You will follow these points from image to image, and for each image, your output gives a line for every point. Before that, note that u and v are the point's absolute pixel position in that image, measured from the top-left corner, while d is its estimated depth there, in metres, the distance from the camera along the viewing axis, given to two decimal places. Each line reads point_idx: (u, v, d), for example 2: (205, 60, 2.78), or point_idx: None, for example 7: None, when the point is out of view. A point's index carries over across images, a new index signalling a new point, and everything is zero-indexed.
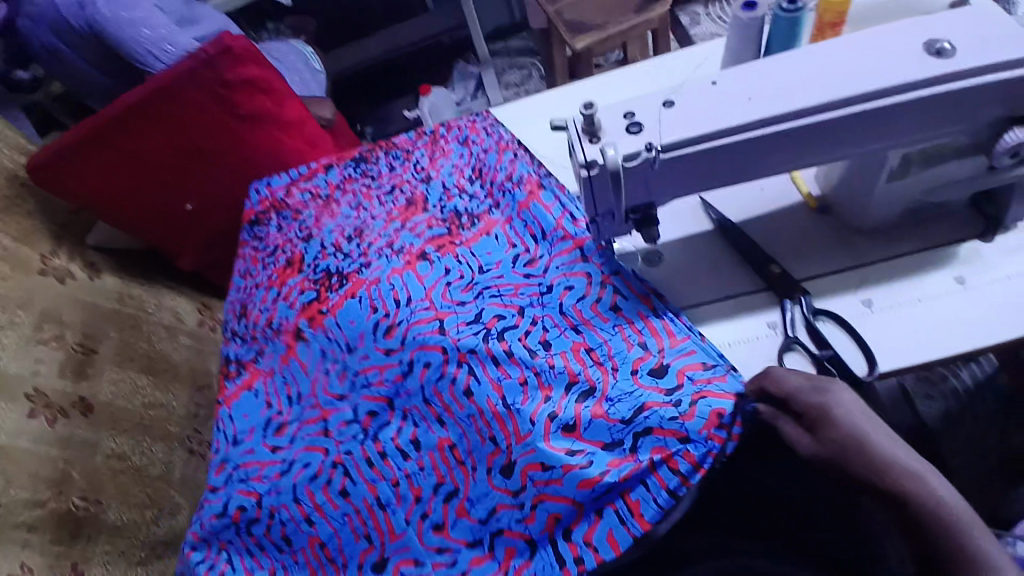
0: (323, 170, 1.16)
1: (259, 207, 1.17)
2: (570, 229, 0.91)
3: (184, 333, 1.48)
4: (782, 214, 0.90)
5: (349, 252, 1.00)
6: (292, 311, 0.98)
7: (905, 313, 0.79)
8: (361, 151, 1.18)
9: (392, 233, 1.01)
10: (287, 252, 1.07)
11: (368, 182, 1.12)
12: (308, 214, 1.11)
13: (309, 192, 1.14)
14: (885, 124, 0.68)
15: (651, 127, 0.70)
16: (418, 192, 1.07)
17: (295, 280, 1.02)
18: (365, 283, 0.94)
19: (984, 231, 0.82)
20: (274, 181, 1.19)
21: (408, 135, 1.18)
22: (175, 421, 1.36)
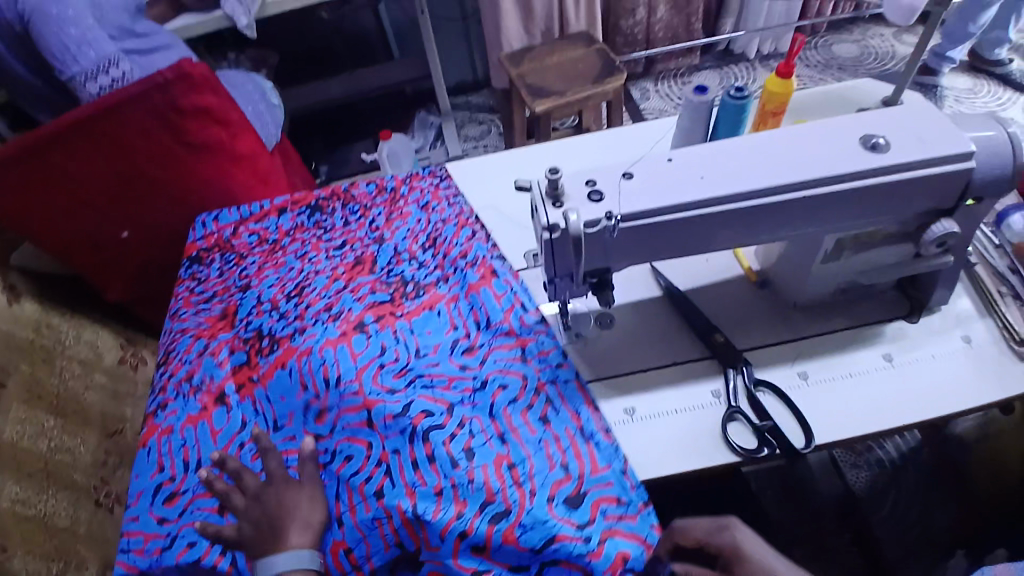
0: (275, 214, 1.12)
1: (202, 245, 1.09)
2: (515, 326, 0.87)
3: (102, 371, 1.40)
4: (727, 284, 0.94)
5: (285, 312, 0.92)
6: (218, 371, 0.89)
7: (839, 386, 0.84)
8: (318, 199, 1.13)
9: (332, 294, 0.93)
10: (223, 300, 0.99)
11: (319, 234, 1.07)
12: (252, 263, 1.04)
13: (257, 235, 1.09)
14: (826, 209, 0.74)
15: (611, 196, 0.72)
16: (368, 252, 1.02)
17: (225, 337, 0.93)
18: (296, 352, 0.85)
19: (910, 313, 0.89)
20: (223, 219, 1.13)
21: (368, 187, 1.14)
22: (82, 470, 1.24)
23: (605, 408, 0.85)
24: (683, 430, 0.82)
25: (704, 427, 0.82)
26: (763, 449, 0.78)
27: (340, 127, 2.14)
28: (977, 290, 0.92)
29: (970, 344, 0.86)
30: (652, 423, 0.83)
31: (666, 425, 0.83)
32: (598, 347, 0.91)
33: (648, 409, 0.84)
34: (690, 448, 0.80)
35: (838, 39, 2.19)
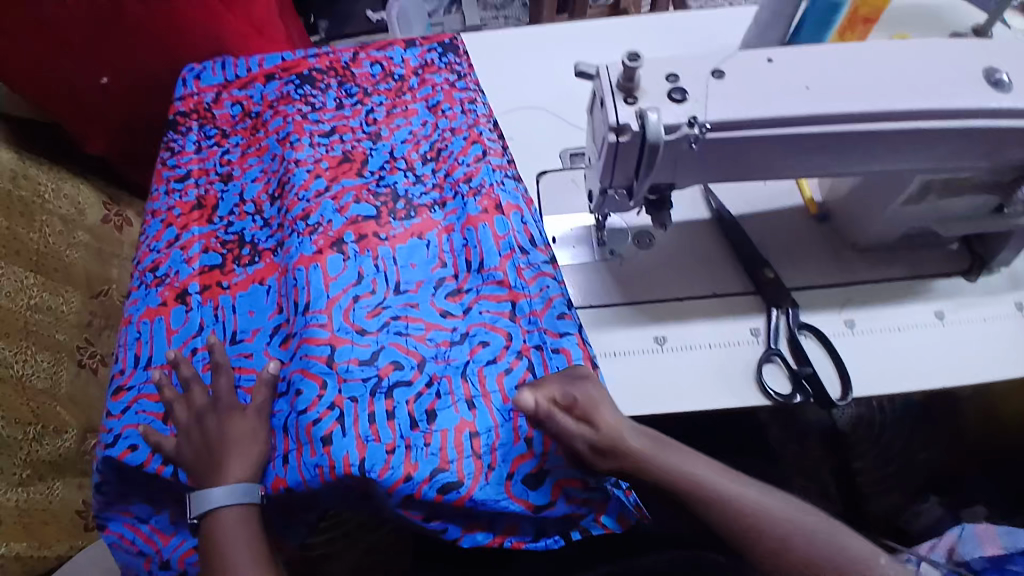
0: (263, 80, 0.94)
1: (180, 108, 0.93)
2: (512, 277, 0.72)
3: (83, 229, 1.26)
4: (782, 214, 0.86)
5: (269, 219, 0.82)
6: (185, 268, 0.79)
7: (885, 339, 0.79)
8: (314, 70, 0.94)
9: (311, 199, 0.79)
10: (197, 185, 0.87)
11: (305, 111, 0.89)
12: (233, 147, 0.90)
13: (240, 107, 0.93)
14: (928, 146, 0.64)
15: (696, 97, 0.61)
16: (359, 149, 0.85)
17: (198, 232, 0.83)
18: (277, 270, 0.78)
19: (969, 269, 0.83)
20: (205, 79, 0.96)
21: (372, 68, 0.95)
22: (64, 328, 1.18)
23: (635, 334, 0.80)
24: (716, 365, 0.77)
25: (737, 366, 0.77)
26: (796, 396, 0.74)
27: None
28: None
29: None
30: (683, 355, 0.78)
31: (697, 360, 0.78)
32: (634, 267, 0.84)
33: (681, 340, 0.79)
34: (721, 386, 0.76)
35: None
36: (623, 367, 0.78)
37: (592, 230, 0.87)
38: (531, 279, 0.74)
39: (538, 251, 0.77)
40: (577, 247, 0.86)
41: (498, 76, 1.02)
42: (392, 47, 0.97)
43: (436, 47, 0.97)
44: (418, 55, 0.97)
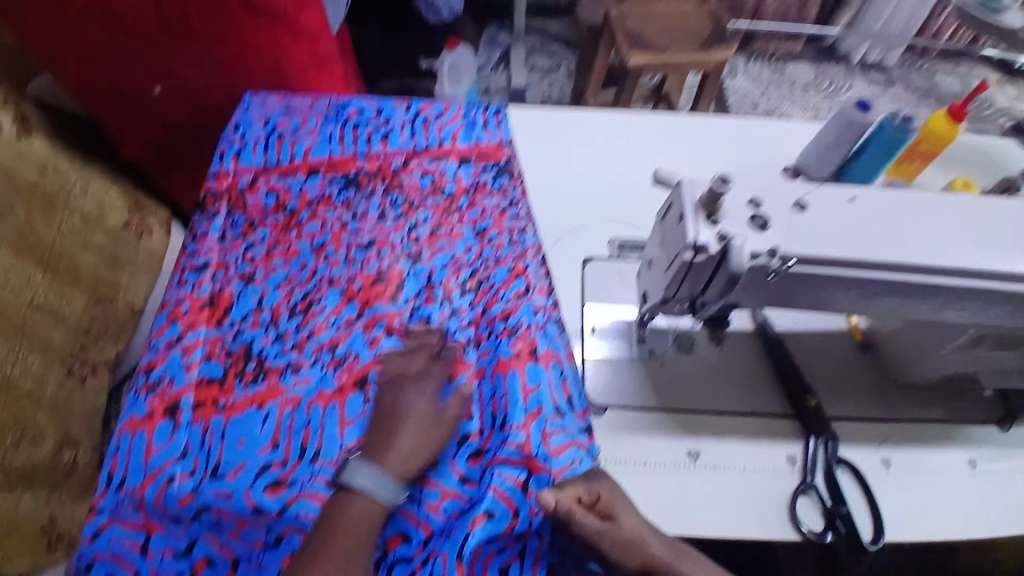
0: (304, 173, 0.93)
1: (212, 187, 0.91)
2: (535, 444, 0.65)
3: (101, 232, 1.16)
4: (825, 338, 0.85)
5: (285, 333, 0.78)
6: (182, 377, 0.73)
7: (919, 484, 0.77)
8: (360, 173, 0.93)
9: (341, 327, 0.77)
10: (213, 279, 0.84)
11: (345, 219, 0.88)
12: (259, 240, 0.87)
13: (276, 198, 0.91)
14: (997, 308, 0.63)
15: (778, 226, 0.61)
16: (396, 270, 0.82)
17: (204, 335, 0.78)
18: (281, 397, 0.71)
19: (1003, 419, 0.82)
20: (245, 159, 0.93)
21: (422, 181, 0.92)
22: (63, 329, 1.06)
23: (669, 444, 0.78)
24: (749, 489, 0.75)
25: (770, 492, 0.75)
26: (828, 533, 0.72)
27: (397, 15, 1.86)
28: None
29: None
30: (715, 475, 0.76)
31: (730, 480, 0.76)
32: (672, 372, 0.82)
33: (715, 459, 0.77)
34: (752, 512, 0.74)
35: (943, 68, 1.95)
36: (653, 479, 0.75)
37: (632, 325, 0.85)
38: (559, 449, 0.65)
39: (574, 416, 0.69)
40: (615, 340, 0.84)
41: (553, 153, 1.02)
42: (445, 160, 0.94)
43: (490, 167, 0.93)
44: (472, 174, 0.93)
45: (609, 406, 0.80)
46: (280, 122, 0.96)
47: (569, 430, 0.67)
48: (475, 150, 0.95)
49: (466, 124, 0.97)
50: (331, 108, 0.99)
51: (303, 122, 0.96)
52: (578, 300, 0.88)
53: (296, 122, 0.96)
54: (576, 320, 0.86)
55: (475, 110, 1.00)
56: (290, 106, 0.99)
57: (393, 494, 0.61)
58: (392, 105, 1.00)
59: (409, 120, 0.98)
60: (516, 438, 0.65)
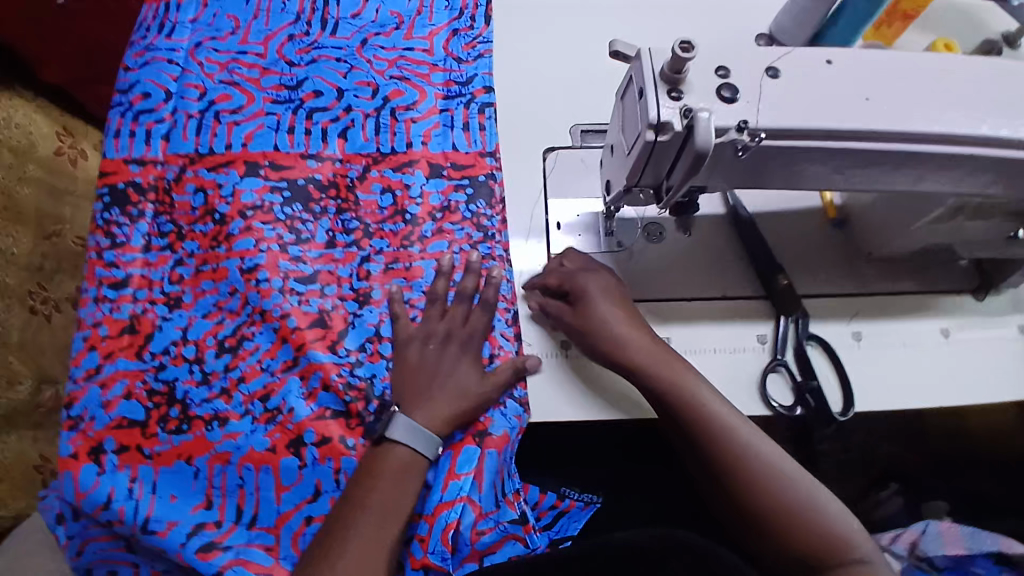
0: (240, 168, 0.85)
1: (138, 178, 0.86)
2: (443, 516, 0.69)
3: (34, 162, 1.22)
4: (797, 216, 0.82)
5: (211, 375, 0.76)
6: (102, 416, 0.74)
7: (890, 355, 0.77)
8: (311, 180, 0.85)
9: (276, 372, 0.75)
10: (135, 299, 0.80)
11: (284, 240, 0.82)
12: (187, 255, 0.82)
13: (204, 197, 0.84)
14: (974, 172, 0.60)
15: (747, 98, 0.56)
16: (340, 311, 0.78)
17: (124, 365, 0.76)
18: (209, 450, 0.72)
19: (978, 288, 0.81)
20: (174, 143, 0.87)
21: (380, 197, 0.84)
22: (13, 272, 1.16)
23: None
24: (719, 368, 0.75)
25: (742, 371, 0.75)
26: (798, 408, 0.73)
27: None
28: None
29: None
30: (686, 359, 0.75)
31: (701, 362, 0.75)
32: (642, 263, 0.79)
33: (685, 344, 0.76)
34: (725, 390, 0.74)
35: None
36: None
37: (599, 217, 0.82)
38: (493, 548, 0.70)
39: (507, 506, 0.71)
40: (583, 235, 0.81)
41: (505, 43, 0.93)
42: (412, 169, 0.86)
43: (464, 184, 0.84)
44: (442, 191, 0.84)
45: None
46: (219, 98, 0.89)
47: (501, 527, 0.71)
48: (449, 158, 0.86)
49: (442, 124, 0.88)
50: (284, 86, 0.90)
51: (246, 103, 0.89)
52: (541, 194, 0.84)
53: (237, 101, 0.89)
54: (539, 216, 0.83)
55: (455, 104, 0.89)
56: (233, 76, 0.91)
57: (428, 447, 0.69)
58: (354, 87, 0.90)
59: (375, 109, 0.89)
60: (434, 509, 0.70)
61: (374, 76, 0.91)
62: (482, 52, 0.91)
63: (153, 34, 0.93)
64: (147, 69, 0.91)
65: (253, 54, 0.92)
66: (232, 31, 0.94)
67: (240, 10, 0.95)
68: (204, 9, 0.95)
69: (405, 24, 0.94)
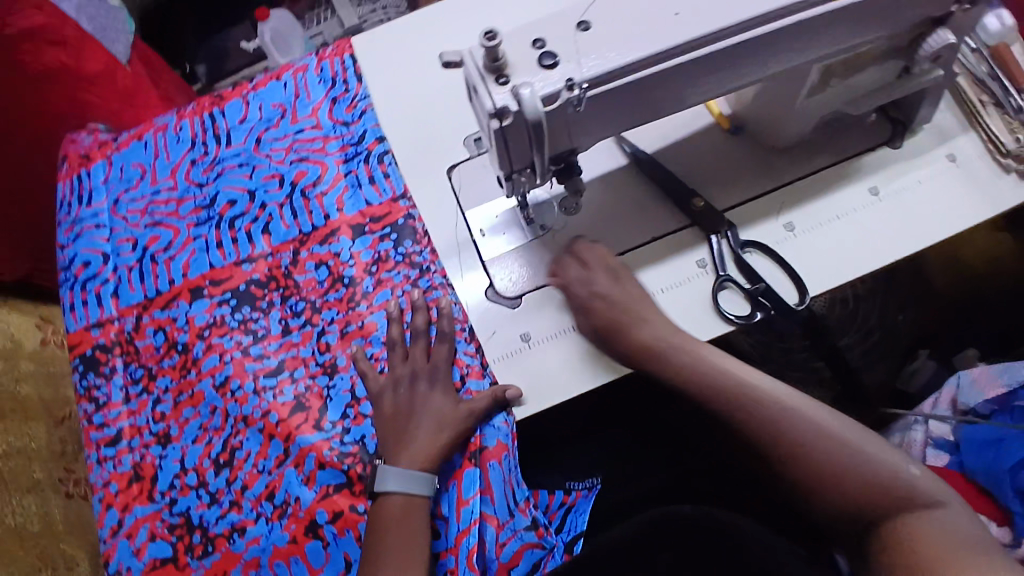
0: (188, 297, 0.85)
1: (102, 340, 0.85)
2: (465, 540, 0.71)
3: (24, 358, 1.27)
4: (697, 139, 0.84)
5: (218, 493, 0.76)
6: (136, 563, 0.75)
7: (827, 231, 0.78)
8: (251, 282, 0.84)
9: (273, 469, 0.76)
10: (132, 449, 0.80)
11: (245, 344, 0.81)
12: (163, 392, 0.82)
13: (164, 334, 0.84)
14: (813, 37, 0.63)
15: (567, 58, 0.60)
16: (315, 389, 0.78)
17: (141, 512, 0.77)
18: (240, 561, 0.74)
19: (893, 136, 0.81)
20: (123, 297, 0.86)
21: (317, 272, 0.84)
22: (40, 465, 1.20)
23: None
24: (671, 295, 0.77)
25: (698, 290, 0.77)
26: (757, 314, 0.74)
27: None
28: (958, 101, 0.83)
29: (956, 161, 0.80)
30: None
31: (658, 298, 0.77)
32: (568, 237, 0.81)
33: None
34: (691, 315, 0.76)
35: None
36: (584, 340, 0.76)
37: (517, 211, 0.82)
38: (515, 560, 0.72)
39: (520, 514, 0.74)
40: (508, 231, 0.82)
41: (377, 74, 0.93)
42: (337, 238, 0.85)
43: (388, 233, 0.85)
44: (370, 245, 0.85)
45: (524, 295, 0.79)
46: (150, 242, 0.88)
47: (518, 535, 0.73)
48: (366, 214, 0.86)
49: (350, 186, 0.87)
50: (201, 208, 0.90)
51: (174, 236, 0.89)
52: (457, 208, 0.84)
53: (165, 238, 0.88)
54: (462, 230, 0.83)
55: (356, 163, 0.88)
56: (155, 217, 0.90)
57: (425, 485, 0.71)
58: (263, 184, 0.89)
59: (287, 198, 0.88)
60: (454, 536, 0.72)
61: (276, 167, 0.89)
62: (364, 109, 0.91)
63: (76, 208, 0.93)
64: (78, 241, 0.91)
65: (165, 192, 0.92)
66: (142, 177, 0.93)
67: (143, 155, 0.94)
68: (111, 167, 0.95)
69: (289, 112, 0.93)
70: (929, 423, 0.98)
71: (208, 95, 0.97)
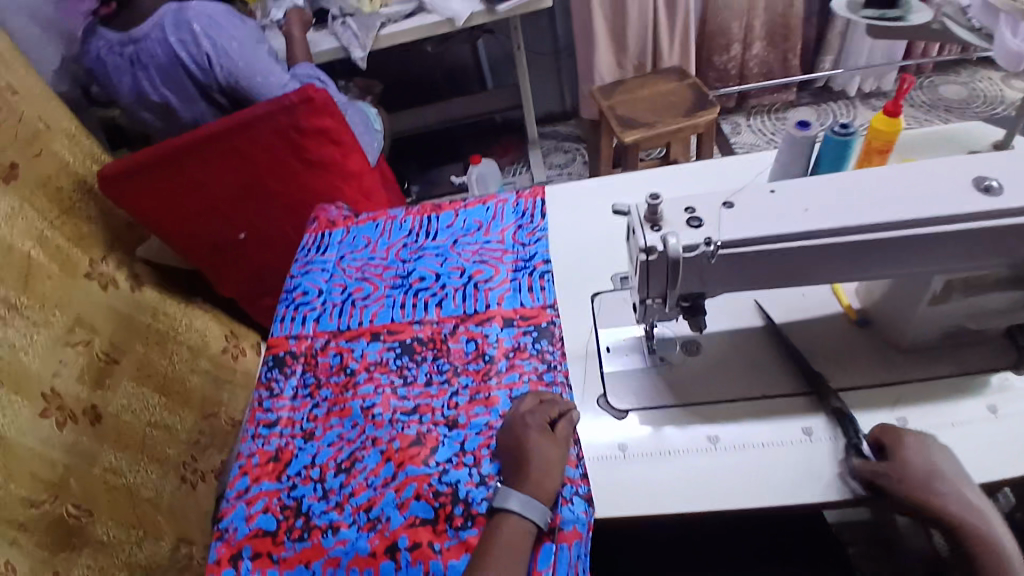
0: (368, 337, 1.04)
1: (293, 347, 1.06)
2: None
3: (206, 357, 1.55)
4: (821, 322, 0.93)
5: (329, 491, 0.89)
6: (243, 526, 0.88)
7: (942, 436, 0.80)
8: (415, 338, 1.02)
9: (377, 487, 0.87)
10: (281, 435, 0.96)
11: (396, 385, 0.97)
12: (322, 399, 0.98)
13: (340, 358, 1.02)
14: (934, 248, 0.72)
15: (711, 222, 0.75)
16: (434, 433, 0.90)
17: (266, 487, 0.91)
18: (324, 555, 0.84)
19: (1018, 362, 0.83)
20: (322, 324, 1.08)
21: (467, 344, 1.00)
22: (175, 444, 1.41)
23: (688, 433, 0.85)
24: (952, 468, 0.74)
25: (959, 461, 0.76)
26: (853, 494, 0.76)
27: (424, 142, 2.13)
28: None
29: None
30: (735, 454, 0.82)
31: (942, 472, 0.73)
32: (683, 374, 0.90)
33: (734, 441, 0.84)
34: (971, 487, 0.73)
35: (945, 79, 2.20)
36: (677, 466, 0.82)
37: (643, 339, 0.95)
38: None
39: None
40: (629, 354, 0.95)
41: (557, 210, 1.16)
42: (490, 322, 1.02)
43: (531, 330, 0.99)
44: (514, 335, 0.99)
45: (630, 410, 0.89)
46: (355, 291, 1.11)
47: None
48: (518, 312, 1.02)
49: (513, 288, 1.05)
50: (398, 276, 1.12)
51: (373, 291, 1.11)
52: (592, 324, 0.99)
53: (367, 290, 1.11)
54: (591, 342, 0.97)
55: (522, 274, 1.06)
56: (365, 274, 1.14)
57: (538, 514, 0.77)
58: (448, 271, 1.10)
59: (463, 285, 1.08)
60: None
61: (462, 262, 1.11)
62: (541, 237, 1.10)
63: (311, 253, 1.20)
64: (303, 274, 1.16)
65: (377, 257, 1.17)
66: (364, 244, 1.20)
67: (373, 233, 1.21)
68: (348, 234, 1.23)
69: (484, 227, 1.16)
70: None
71: (431, 203, 1.23)
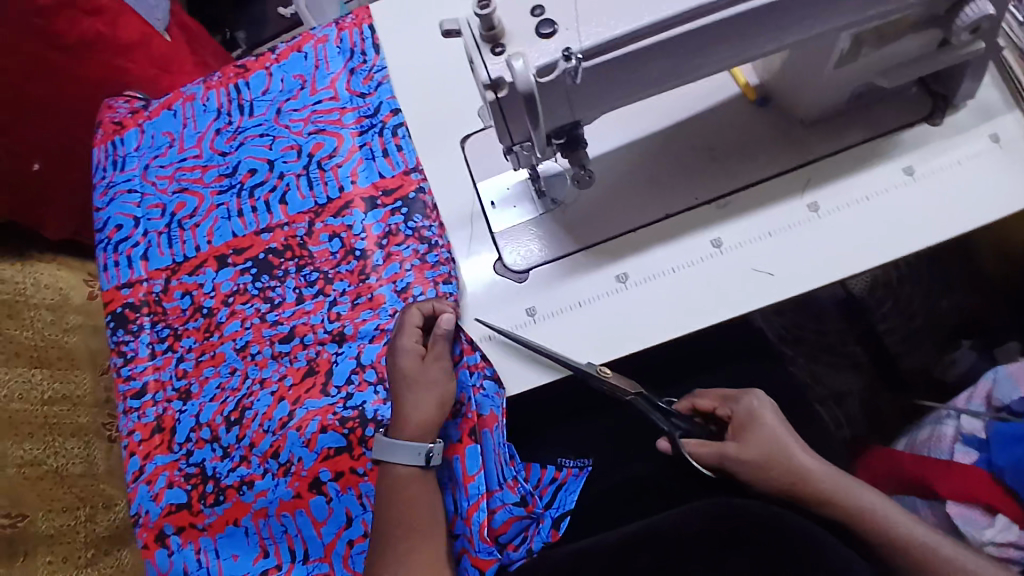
0: (214, 264, 0.87)
1: (131, 299, 0.89)
2: (485, 489, 0.72)
3: (74, 311, 1.22)
4: (721, 110, 0.79)
5: (229, 448, 0.80)
6: (154, 508, 0.80)
7: (853, 213, 0.74)
8: (269, 251, 0.86)
9: (277, 430, 0.78)
10: (155, 402, 0.84)
11: (263, 310, 0.84)
12: (187, 351, 0.85)
13: (191, 298, 0.87)
14: (835, 3, 0.59)
15: (566, 25, 0.57)
16: (323, 355, 0.80)
17: (161, 461, 0.82)
18: (249, 510, 0.78)
19: (932, 113, 0.76)
20: (153, 260, 0.90)
21: (330, 241, 0.85)
22: (85, 410, 1.17)
23: (596, 277, 0.76)
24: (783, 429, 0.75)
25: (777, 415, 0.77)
26: (771, 298, 0.72)
27: None
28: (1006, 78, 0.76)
29: (999, 142, 0.74)
30: (648, 287, 0.75)
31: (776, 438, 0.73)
32: (579, 212, 0.78)
33: (643, 273, 0.76)
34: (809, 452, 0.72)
35: None
36: (591, 316, 0.75)
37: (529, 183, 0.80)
38: (504, 527, 0.73)
39: (509, 489, 0.74)
40: (519, 204, 0.80)
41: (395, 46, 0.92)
42: (350, 211, 0.85)
43: (398, 206, 0.84)
44: (381, 219, 0.84)
45: (530, 269, 0.78)
46: (177, 208, 0.91)
47: (506, 507, 0.73)
48: (379, 186, 0.86)
49: (365, 158, 0.87)
50: (224, 175, 0.91)
51: (199, 203, 0.91)
52: (470, 182, 0.82)
53: (192, 205, 0.91)
54: (472, 202, 0.81)
55: (371, 135, 0.88)
56: (182, 184, 0.93)
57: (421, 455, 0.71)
58: (282, 154, 0.90)
59: (304, 168, 0.88)
60: (472, 490, 0.72)
61: (296, 138, 0.90)
62: (381, 80, 0.90)
63: (111, 172, 0.97)
64: (112, 204, 0.94)
65: (192, 158, 0.94)
66: (170, 145, 0.96)
67: (172, 124, 0.97)
68: (143, 135, 0.98)
69: (308, 83, 0.93)
70: (961, 417, 0.91)
71: (232, 65, 0.97)
